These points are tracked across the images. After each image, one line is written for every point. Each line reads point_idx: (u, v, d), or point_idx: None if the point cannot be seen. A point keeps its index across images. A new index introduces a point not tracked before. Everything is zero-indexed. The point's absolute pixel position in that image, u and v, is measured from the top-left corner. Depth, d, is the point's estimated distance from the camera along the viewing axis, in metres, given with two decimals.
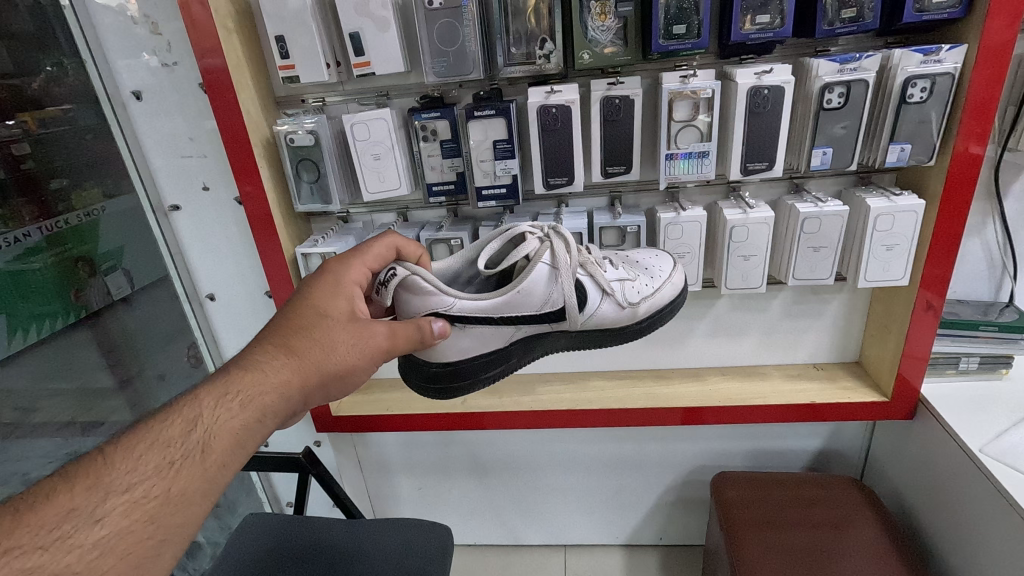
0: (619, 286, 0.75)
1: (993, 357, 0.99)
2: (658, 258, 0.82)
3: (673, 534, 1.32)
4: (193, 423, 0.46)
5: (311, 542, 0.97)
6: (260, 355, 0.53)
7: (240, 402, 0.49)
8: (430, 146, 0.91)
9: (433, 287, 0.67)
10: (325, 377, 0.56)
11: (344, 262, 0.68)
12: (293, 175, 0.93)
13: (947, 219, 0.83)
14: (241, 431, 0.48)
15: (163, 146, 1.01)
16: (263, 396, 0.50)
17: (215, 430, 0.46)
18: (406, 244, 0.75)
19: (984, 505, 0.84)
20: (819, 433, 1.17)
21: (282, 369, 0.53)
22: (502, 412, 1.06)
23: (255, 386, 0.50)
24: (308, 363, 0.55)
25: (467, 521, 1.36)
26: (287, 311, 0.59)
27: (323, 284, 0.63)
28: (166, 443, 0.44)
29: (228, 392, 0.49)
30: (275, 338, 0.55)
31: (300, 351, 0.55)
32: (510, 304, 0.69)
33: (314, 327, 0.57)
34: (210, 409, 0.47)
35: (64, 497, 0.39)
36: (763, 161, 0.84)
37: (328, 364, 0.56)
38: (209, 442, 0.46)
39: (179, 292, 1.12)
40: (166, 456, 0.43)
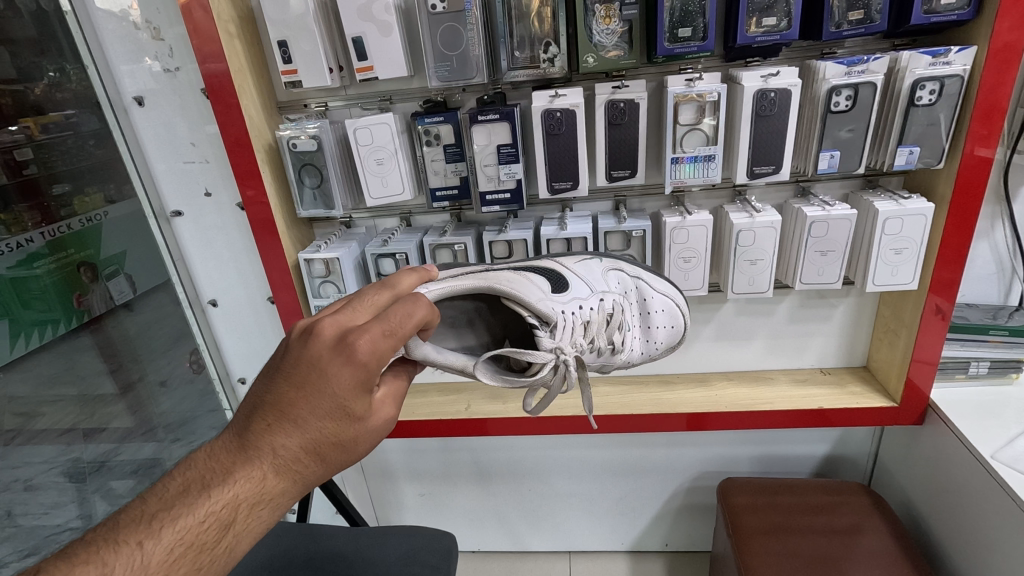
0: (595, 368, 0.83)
1: (1004, 362, 0.98)
2: (667, 330, 0.90)
3: (680, 541, 1.31)
4: (225, 528, 0.42)
5: (314, 553, 0.96)
6: (292, 457, 0.44)
7: (272, 507, 0.44)
8: (433, 151, 0.91)
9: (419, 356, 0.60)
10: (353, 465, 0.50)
11: (377, 334, 0.46)
12: (296, 180, 0.93)
13: (956, 222, 0.82)
14: (270, 530, 0.45)
15: (165, 152, 1.00)
16: (292, 500, 0.45)
17: (244, 540, 0.43)
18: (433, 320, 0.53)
19: (996, 513, 0.82)
20: (827, 439, 1.15)
21: (315, 473, 0.46)
22: (506, 418, 1.05)
23: (289, 491, 0.44)
24: (339, 464, 0.47)
25: (471, 528, 1.35)
26: (315, 405, 0.44)
27: (357, 376, 0.45)
28: (197, 548, 0.41)
29: (261, 500, 0.43)
30: (307, 442, 0.44)
31: (332, 457, 0.46)
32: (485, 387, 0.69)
33: (350, 430, 0.46)
34: (239, 519, 0.42)
35: None
36: (770, 164, 0.83)
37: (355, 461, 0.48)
38: (238, 549, 0.43)
39: (180, 298, 1.10)
40: (195, 564, 0.41)
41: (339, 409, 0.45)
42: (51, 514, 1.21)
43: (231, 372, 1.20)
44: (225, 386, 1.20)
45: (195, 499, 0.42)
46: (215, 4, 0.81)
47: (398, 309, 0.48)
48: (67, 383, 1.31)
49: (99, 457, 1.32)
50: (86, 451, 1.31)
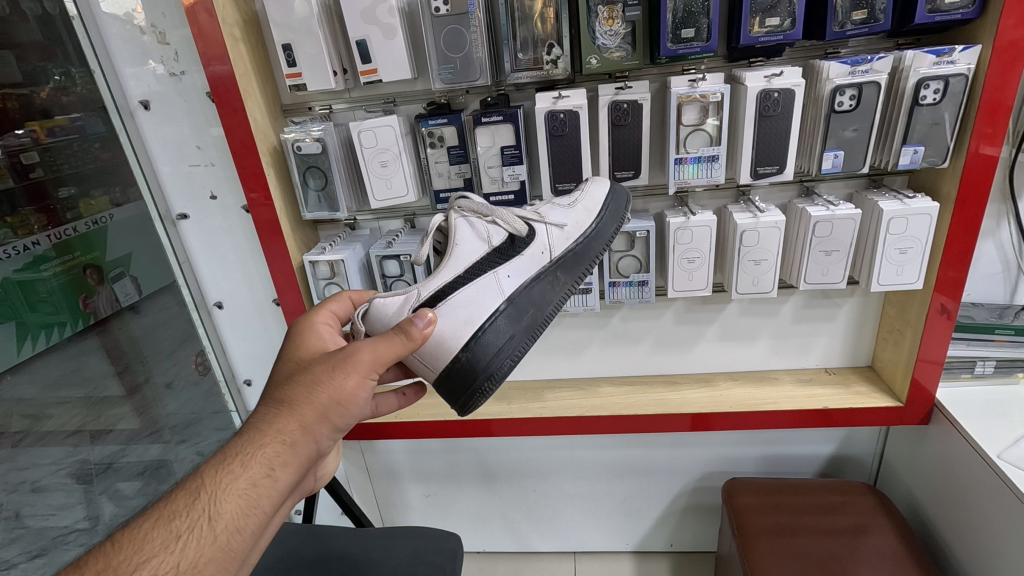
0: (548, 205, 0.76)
1: (1009, 361, 0.97)
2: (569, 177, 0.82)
3: (684, 541, 1.31)
4: (196, 493, 0.44)
5: (319, 554, 0.96)
6: (255, 416, 0.50)
7: (241, 462, 0.46)
8: (437, 152, 0.91)
9: (399, 295, 0.65)
10: (328, 412, 0.51)
11: (312, 319, 0.65)
12: (301, 182, 0.93)
13: (961, 221, 0.82)
14: (251, 491, 0.45)
15: (171, 155, 1.00)
16: (262, 450, 0.47)
17: (218, 498, 0.44)
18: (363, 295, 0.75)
19: (1003, 513, 0.82)
20: (832, 439, 1.15)
21: (279, 419, 0.49)
22: (511, 420, 1.05)
23: (254, 442, 0.47)
24: (301, 407, 0.50)
25: (476, 528, 1.36)
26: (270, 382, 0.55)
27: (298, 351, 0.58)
28: (171, 517, 0.42)
29: (228, 457, 0.46)
30: (269, 398, 0.51)
31: (291, 399, 0.50)
32: (461, 257, 0.68)
33: (302, 373, 0.53)
34: (210, 477, 0.45)
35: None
36: (774, 164, 0.83)
37: (319, 402, 0.51)
38: (215, 510, 0.43)
39: (187, 301, 1.10)
40: (174, 531, 0.42)
41: (293, 365, 0.56)
42: (57, 515, 1.21)
43: (238, 374, 1.20)
44: (231, 388, 1.20)
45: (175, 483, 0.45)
46: (220, 9, 0.82)
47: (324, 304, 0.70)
48: (73, 385, 1.34)
49: (107, 458, 1.32)
50: (93, 453, 1.32)
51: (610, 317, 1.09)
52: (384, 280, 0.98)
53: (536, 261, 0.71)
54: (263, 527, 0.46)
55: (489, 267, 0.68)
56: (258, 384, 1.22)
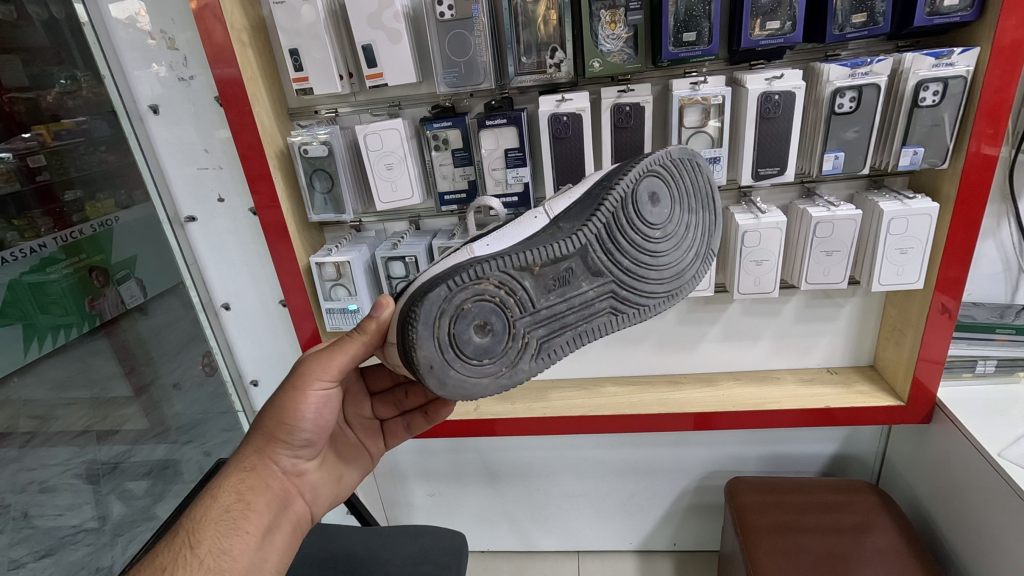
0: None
1: (1011, 361, 0.98)
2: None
3: (687, 540, 1.31)
4: (179, 529, 0.52)
5: (325, 552, 0.97)
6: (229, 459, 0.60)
7: (210, 496, 0.55)
8: (441, 155, 0.92)
9: None
10: (279, 431, 0.59)
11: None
12: (307, 185, 0.95)
13: (961, 221, 0.82)
14: (223, 515, 0.53)
15: (179, 158, 1.02)
16: (227, 484, 0.55)
17: (196, 528, 0.52)
18: None
19: (1003, 510, 0.83)
20: (834, 438, 1.16)
21: (241, 455, 0.59)
22: (514, 420, 1.06)
23: (222, 477, 0.56)
24: (255, 437, 0.59)
25: (479, 528, 1.36)
26: None
27: None
28: (161, 554, 0.50)
29: (201, 499, 0.54)
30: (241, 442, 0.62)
31: (248, 438, 0.60)
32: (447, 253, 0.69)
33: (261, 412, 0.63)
34: (189, 516, 0.53)
35: None
36: (775, 165, 0.84)
37: (266, 429, 0.59)
38: (194, 538, 0.51)
39: (195, 302, 1.12)
40: (165, 563, 0.49)
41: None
42: (65, 515, 1.25)
43: (245, 374, 1.22)
44: (238, 386, 1.22)
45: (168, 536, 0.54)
46: (228, 13, 0.83)
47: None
48: (81, 387, 1.47)
49: (114, 458, 1.37)
50: (99, 452, 1.38)
51: None
52: (389, 281, 0.99)
53: (531, 222, 0.57)
54: (248, 544, 0.53)
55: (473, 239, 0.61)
56: (265, 385, 1.23)
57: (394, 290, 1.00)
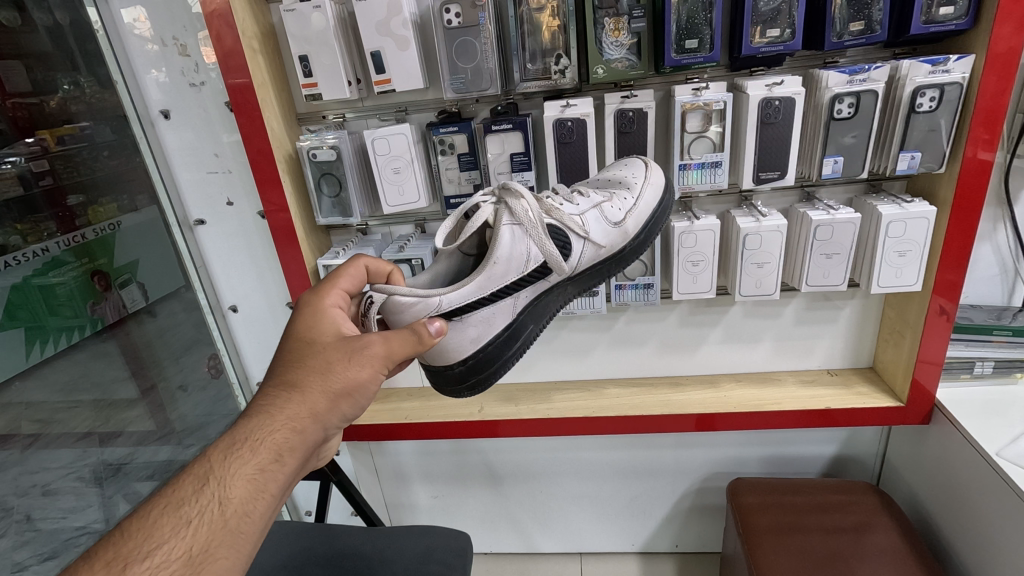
0: (597, 212, 0.73)
1: (1007, 361, 0.99)
2: (628, 167, 0.81)
3: (689, 542, 1.32)
4: (206, 477, 0.45)
5: (332, 553, 0.98)
6: (266, 399, 0.52)
7: (252, 447, 0.48)
8: (448, 159, 0.93)
9: (415, 296, 0.63)
10: (340, 400, 0.54)
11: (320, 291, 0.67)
12: (316, 188, 0.96)
13: (958, 224, 0.84)
14: (260, 475, 0.47)
15: (189, 162, 1.03)
16: (274, 436, 0.49)
17: (226, 482, 0.45)
18: (373, 263, 0.75)
19: (1003, 510, 0.84)
20: (834, 439, 1.17)
21: (290, 400, 0.51)
22: (517, 420, 1.07)
23: (268, 427, 0.49)
24: (312, 392, 0.53)
25: (483, 529, 1.37)
26: (275, 364, 0.57)
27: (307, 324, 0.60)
28: (181, 502, 0.44)
29: (238, 442, 0.48)
30: (275, 380, 0.53)
31: (302, 384, 0.53)
32: (489, 278, 0.66)
33: (308, 357, 0.55)
34: (223, 461, 0.46)
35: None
36: (776, 169, 0.86)
37: (330, 387, 0.54)
38: (223, 497, 0.45)
39: (202, 305, 1.13)
40: (185, 518, 0.43)
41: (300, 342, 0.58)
42: (69, 518, 1.30)
43: (250, 376, 1.23)
44: (244, 389, 1.24)
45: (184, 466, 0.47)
46: (240, 20, 0.85)
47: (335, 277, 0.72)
48: (84, 389, 1.41)
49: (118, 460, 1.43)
50: (103, 454, 1.40)
51: (616, 319, 1.12)
52: None
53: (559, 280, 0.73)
54: (271, 511, 0.48)
55: (513, 289, 0.69)
56: None
57: None
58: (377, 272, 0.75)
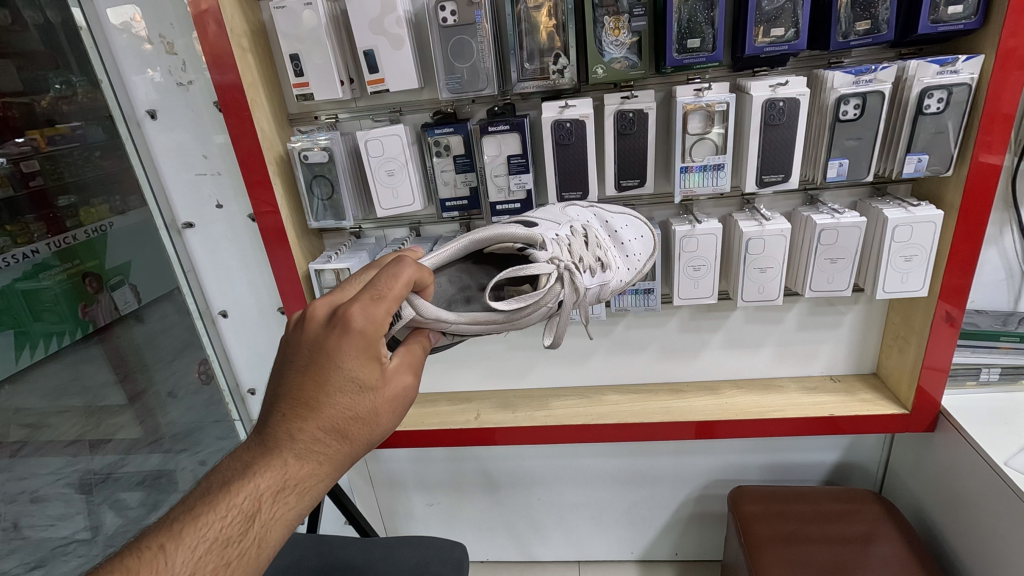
0: (599, 291, 0.79)
1: (1014, 368, 0.97)
2: (640, 241, 0.88)
3: (690, 550, 1.30)
4: (250, 519, 0.43)
5: (323, 563, 0.96)
6: (312, 440, 0.46)
7: (298, 493, 0.45)
8: (443, 162, 0.91)
9: (437, 319, 0.60)
10: (377, 445, 0.50)
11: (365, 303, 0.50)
12: (307, 191, 0.94)
13: (966, 229, 0.82)
14: (300, 519, 0.46)
15: (177, 163, 1.01)
16: (319, 483, 0.46)
17: (270, 529, 0.44)
18: (422, 273, 0.56)
19: (1012, 523, 0.81)
20: (837, 445, 1.15)
21: (336, 449, 0.47)
22: (515, 427, 1.05)
23: (314, 475, 0.46)
24: (358, 443, 0.48)
25: (480, 538, 1.35)
26: (315, 400, 0.46)
27: (357, 351, 0.47)
28: (223, 540, 0.42)
29: (284, 487, 0.44)
30: (323, 421, 0.46)
31: (351, 436, 0.48)
32: (502, 330, 0.67)
33: (361, 403, 0.47)
34: (267, 504, 0.44)
35: None
36: (779, 172, 0.84)
37: (374, 438, 0.49)
38: (265, 541, 0.44)
39: (192, 311, 1.10)
40: (223, 558, 0.42)
41: (347, 377, 0.47)
42: (57, 526, 1.23)
43: (242, 383, 1.20)
44: (235, 396, 1.20)
45: (223, 492, 0.43)
46: (229, 18, 0.82)
47: (384, 276, 0.52)
48: (73, 394, 1.38)
49: (106, 468, 1.36)
50: (92, 463, 1.35)
51: (615, 325, 1.09)
52: None
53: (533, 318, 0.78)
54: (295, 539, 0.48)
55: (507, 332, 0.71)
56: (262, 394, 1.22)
57: None
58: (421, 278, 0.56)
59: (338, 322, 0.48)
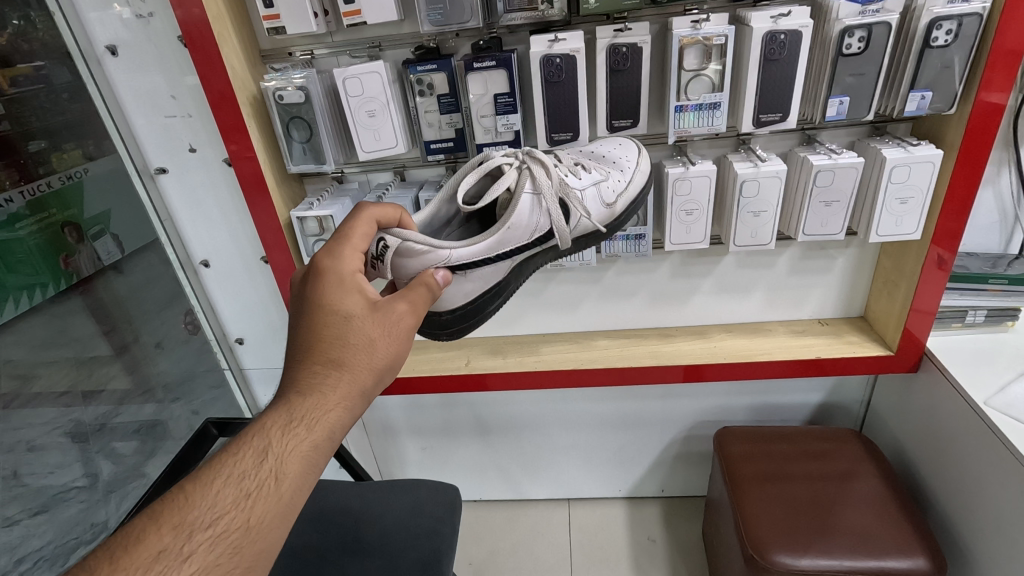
0: (594, 192, 0.74)
1: (1000, 310, 0.98)
2: (621, 147, 0.82)
3: (676, 487, 1.35)
4: (263, 451, 0.43)
5: (319, 509, 0.98)
6: (311, 372, 0.48)
7: (306, 423, 0.45)
8: (427, 101, 0.86)
9: (426, 244, 0.64)
10: (382, 376, 0.51)
11: (335, 252, 0.56)
12: (284, 134, 0.89)
13: (964, 169, 0.80)
14: (315, 451, 0.45)
15: (144, 105, 0.95)
16: (327, 412, 0.46)
17: (285, 459, 0.43)
18: (383, 214, 0.63)
19: (985, 459, 0.84)
20: (821, 387, 1.17)
21: (335, 375, 0.48)
22: (505, 374, 1.05)
23: (319, 403, 0.46)
24: (359, 370, 0.49)
25: (473, 479, 1.39)
26: (306, 334, 0.50)
27: (333, 282, 0.52)
28: (239, 475, 0.42)
29: (291, 417, 0.45)
30: (317, 353, 0.49)
31: (348, 360, 0.49)
32: (499, 241, 0.68)
33: (350, 330, 0.50)
34: (277, 436, 0.44)
35: (154, 539, 0.38)
36: (777, 112, 0.81)
37: (374, 363, 0.50)
38: (283, 472, 0.43)
39: (172, 260, 1.08)
40: (242, 491, 0.42)
41: (332, 311, 0.51)
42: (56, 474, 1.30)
43: (229, 333, 1.19)
44: (223, 345, 1.20)
45: (235, 435, 0.44)
46: None
47: (345, 230, 0.60)
48: (62, 346, 1.36)
49: (100, 418, 1.41)
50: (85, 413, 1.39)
51: (606, 271, 1.08)
52: None
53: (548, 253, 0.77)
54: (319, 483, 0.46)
55: (515, 252, 0.71)
56: (250, 343, 1.20)
57: None
58: (386, 222, 0.63)
59: (313, 269, 0.54)
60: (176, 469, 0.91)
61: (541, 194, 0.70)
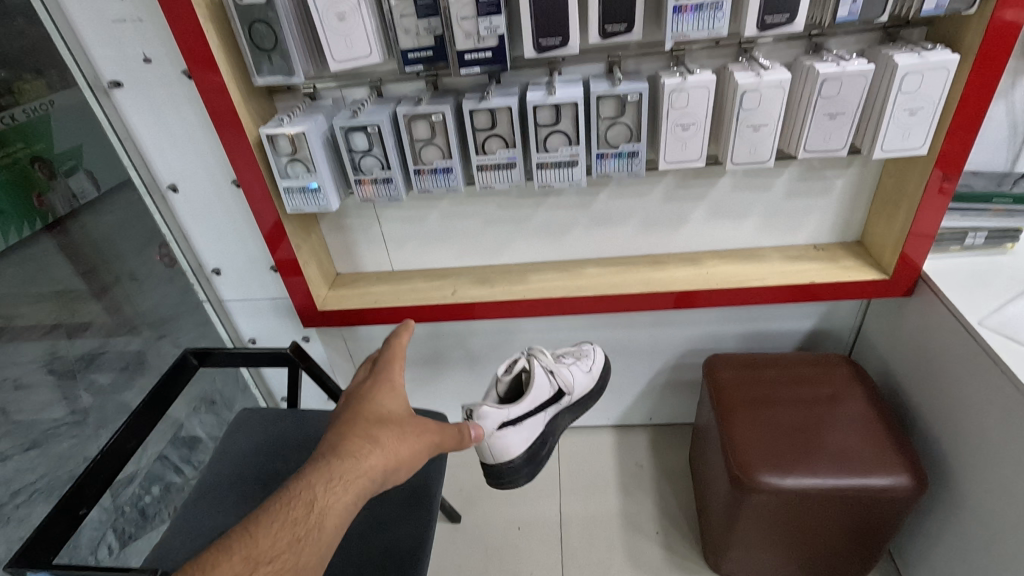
0: (576, 368, 0.99)
1: (1001, 231, 0.95)
2: (576, 366, 1.00)
3: (663, 415, 1.36)
4: (311, 504, 0.58)
5: (306, 437, 0.97)
6: (350, 448, 0.62)
7: (344, 485, 0.60)
8: (402, 3, 0.78)
9: (493, 409, 0.84)
10: (404, 470, 0.66)
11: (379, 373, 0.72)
12: (248, 42, 0.81)
13: (980, 76, 0.75)
14: (351, 507, 0.60)
15: (88, 8, 0.86)
16: (360, 479, 0.61)
17: (327, 510, 0.58)
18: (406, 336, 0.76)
19: (975, 380, 0.84)
20: (812, 314, 1.16)
21: (369, 452, 0.63)
22: (494, 303, 1.03)
23: (355, 474, 0.61)
24: (386, 449, 0.64)
25: (462, 409, 1.39)
26: (349, 423, 0.65)
27: (373, 404, 0.68)
28: (293, 522, 0.56)
29: (331, 476, 0.59)
30: (355, 431, 0.64)
31: (378, 440, 0.64)
32: (534, 394, 0.89)
33: (381, 429, 0.66)
34: (322, 492, 0.59)
35: (236, 551, 0.53)
36: (784, 12, 0.74)
37: (397, 452, 0.65)
38: (324, 521, 0.57)
39: (137, 184, 1.02)
40: (295, 534, 0.56)
41: (368, 419, 0.66)
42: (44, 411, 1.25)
43: (205, 263, 1.14)
44: (199, 276, 1.16)
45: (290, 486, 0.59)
46: None
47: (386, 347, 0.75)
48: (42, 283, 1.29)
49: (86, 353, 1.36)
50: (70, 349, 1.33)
51: (596, 195, 1.04)
52: (351, 156, 0.89)
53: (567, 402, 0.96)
54: None
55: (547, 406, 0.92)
56: (228, 275, 1.16)
57: (355, 165, 0.90)
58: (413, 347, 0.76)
59: (361, 386, 0.71)
60: (156, 398, 0.89)
61: (550, 368, 0.92)
